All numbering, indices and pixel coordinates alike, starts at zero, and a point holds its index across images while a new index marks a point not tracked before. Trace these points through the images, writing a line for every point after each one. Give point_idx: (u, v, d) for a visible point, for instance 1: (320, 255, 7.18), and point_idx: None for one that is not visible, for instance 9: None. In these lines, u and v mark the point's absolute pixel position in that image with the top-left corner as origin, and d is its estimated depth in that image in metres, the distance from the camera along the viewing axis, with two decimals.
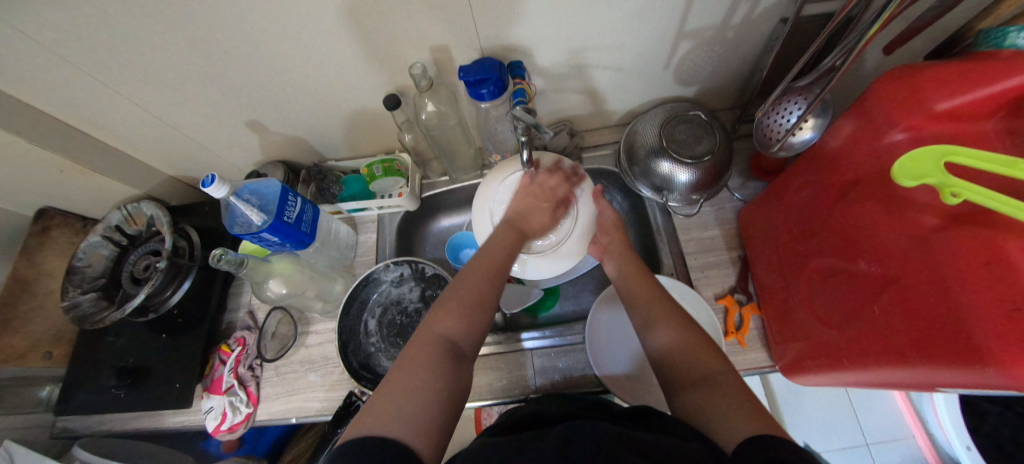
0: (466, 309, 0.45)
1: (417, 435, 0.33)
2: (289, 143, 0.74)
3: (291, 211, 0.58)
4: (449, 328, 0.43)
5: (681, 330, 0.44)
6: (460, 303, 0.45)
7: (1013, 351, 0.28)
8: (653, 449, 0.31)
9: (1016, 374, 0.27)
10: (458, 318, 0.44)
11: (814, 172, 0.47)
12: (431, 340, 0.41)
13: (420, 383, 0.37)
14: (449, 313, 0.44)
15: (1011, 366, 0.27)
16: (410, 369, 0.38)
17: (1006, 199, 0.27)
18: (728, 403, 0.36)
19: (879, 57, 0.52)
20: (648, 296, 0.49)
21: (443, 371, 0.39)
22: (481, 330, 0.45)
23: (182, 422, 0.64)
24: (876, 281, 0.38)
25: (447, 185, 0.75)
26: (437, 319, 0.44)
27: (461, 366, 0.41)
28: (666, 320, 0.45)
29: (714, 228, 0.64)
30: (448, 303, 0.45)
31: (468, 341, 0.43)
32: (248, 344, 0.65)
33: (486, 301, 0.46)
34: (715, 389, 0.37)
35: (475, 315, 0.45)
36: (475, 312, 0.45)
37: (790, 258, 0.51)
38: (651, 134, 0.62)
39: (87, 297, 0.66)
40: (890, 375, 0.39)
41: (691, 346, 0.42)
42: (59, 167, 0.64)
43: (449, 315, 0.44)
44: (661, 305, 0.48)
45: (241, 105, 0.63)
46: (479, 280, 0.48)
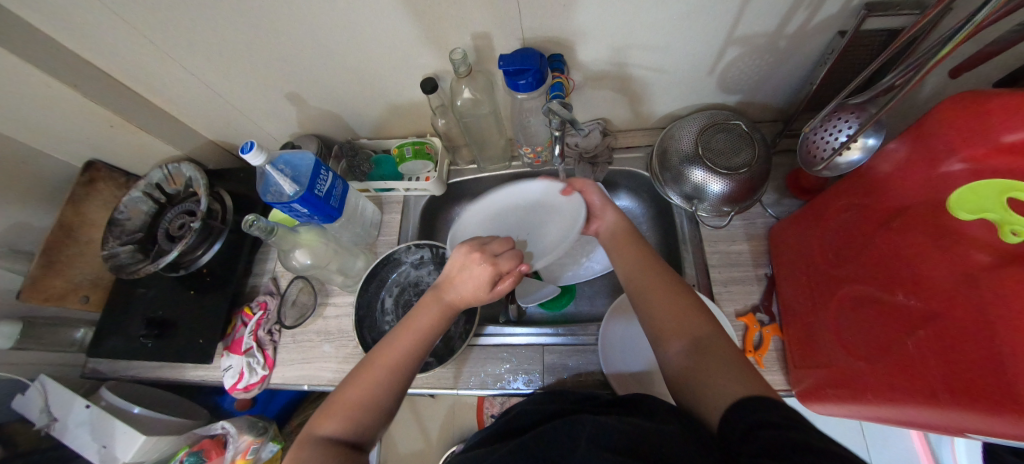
0: (352, 407, 0.39)
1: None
2: (325, 119, 0.75)
3: (322, 184, 0.59)
4: (337, 427, 0.38)
5: (699, 332, 0.40)
6: (354, 397, 0.40)
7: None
8: (633, 427, 0.32)
9: None
10: (345, 417, 0.38)
11: (858, 194, 0.45)
12: (311, 441, 0.37)
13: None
14: (337, 412, 0.39)
15: None
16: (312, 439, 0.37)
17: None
18: (725, 371, 0.35)
19: (942, 80, 0.49)
20: (665, 297, 0.44)
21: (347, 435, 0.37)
22: (372, 426, 0.39)
23: (201, 377, 0.67)
24: (913, 315, 0.37)
25: (473, 173, 0.75)
26: (323, 419, 0.39)
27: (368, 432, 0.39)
28: (686, 320, 0.41)
29: (742, 242, 0.63)
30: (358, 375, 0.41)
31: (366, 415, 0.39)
32: (268, 308, 0.67)
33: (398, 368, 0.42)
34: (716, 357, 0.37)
35: (379, 387, 0.40)
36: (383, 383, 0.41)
37: (820, 282, 0.49)
38: (687, 140, 0.60)
39: (124, 248, 0.69)
40: (918, 414, 0.37)
41: (702, 341, 0.39)
42: (109, 122, 0.67)
43: (335, 416, 0.38)
44: (679, 304, 0.43)
45: (283, 76, 0.64)
46: (376, 366, 0.42)
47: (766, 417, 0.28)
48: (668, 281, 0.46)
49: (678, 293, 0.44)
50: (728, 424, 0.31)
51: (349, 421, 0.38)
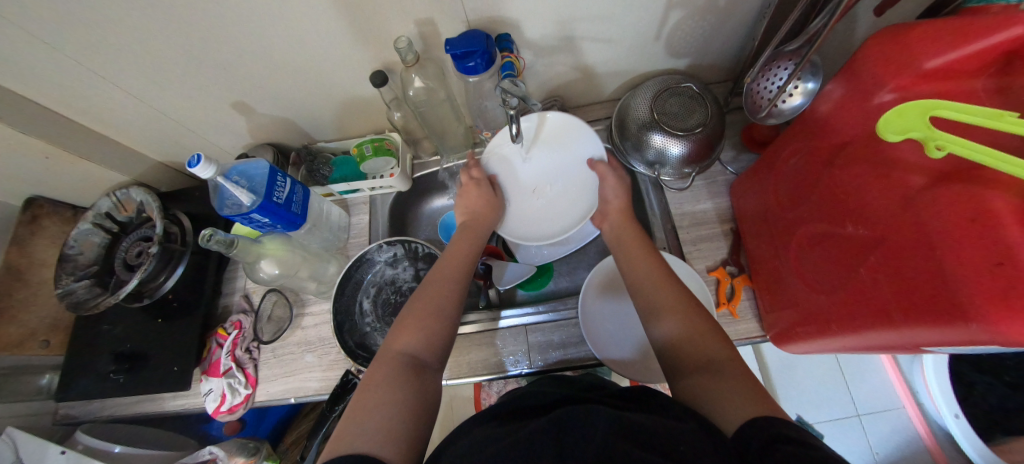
0: (423, 324, 0.46)
1: (383, 444, 0.35)
2: (278, 125, 0.73)
3: (280, 192, 0.57)
4: (409, 344, 0.44)
5: (711, 355, 0.38)
6: (419, 318, 0.46)
7: (1001, 304, 0.28)
8: (645, 428, 0.31)
9: (1001, 328, 0.28)
10: (415, 334, 0.45)
11: (803, 139, 0.47)
12: (390, 358, 0.43)
13: (377, 397, 0.39)
14: (408, 330, 0.45)
15: (997, 321, 0.28)
16: (370, 388, 0.40)
17: (985, 150, 0.27)
18: (731, 388, 0.34)
19: (871, 21, 0.51)
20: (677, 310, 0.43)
21: (405, 382, 0.41)
22: (440, 340, 0.46)
23: (183, 406, 0.65)
24: (862, 244, 0.38)
25: (438, 164, 0.75)
26: (394, 339, 0.45)
27: (425, 377, 0.42)
28: (695, 337, 0.40)
29: (706, 201, 0.64)
30: (405, 320, 0.46)
31: (428, 353, 0.44)
32: (244, 327, 0.65)
33: (441, 310, 0.48)
34: (717, 373, 0.36)
35: (432, 325, 0.46)
36: (429, 323, 0.46)
37: (779, 228, 0.51)
38: (643, 107, 0.61)
39: (80, 284, 0.66)
40: (877, 337, 0.39)
41: (707, 363, 0.37)
42: (44, 153, 0.63)
43: (407, 333, 0.45)
44: (695, 324, 0.42)
45: (226, 85, 0.62)
46: (436, 291, 0.49)
47: (789, 433, 0.27)
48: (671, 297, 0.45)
49: (695, 311, 0.43)
50: (744, 433, 0.30)
51: (421, 334, 0.45)
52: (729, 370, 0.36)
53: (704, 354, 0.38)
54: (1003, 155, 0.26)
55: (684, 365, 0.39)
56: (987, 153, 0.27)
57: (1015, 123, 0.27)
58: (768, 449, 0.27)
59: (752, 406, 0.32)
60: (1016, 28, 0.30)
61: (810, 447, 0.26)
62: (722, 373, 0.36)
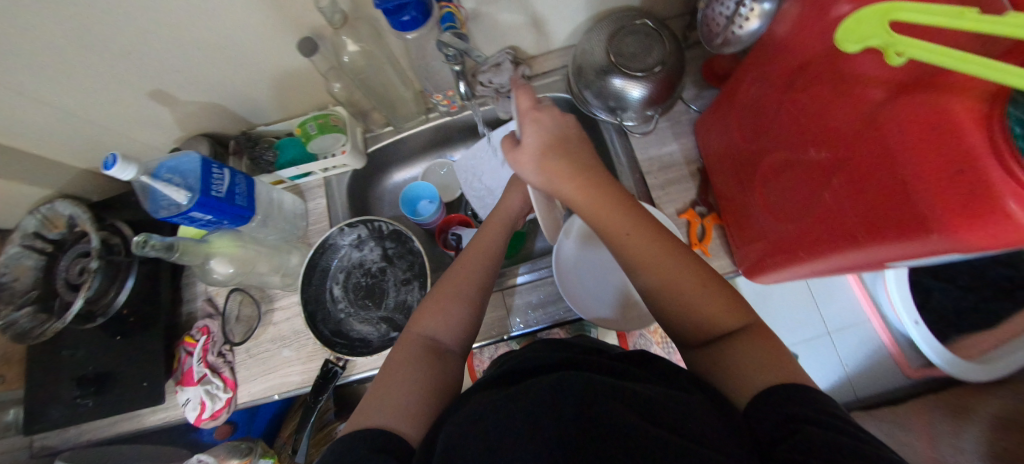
0: (446, 307, 0.45)
1: (404, 419, 0.35)
2: (208, 113, 0.66)
3: (219, 184, 0.52)
4: (430, 327, 0.44)
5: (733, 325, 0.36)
6: (443, 300, 0.46)
7: (959, 213, 0.27)
8: (654, 401, 0.29)
9: (960, 235, 0.27)
10: (440, 316, 0.45)
11: (762, 64, 0.44)
12: (413, 340, 0.43)
13: (400, 378, 0.39)
14: (430, 312, 0.45)
15: (956, 229, 0.27)
16: (394, 371, 0.40)
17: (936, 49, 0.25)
18: (751, 361, 0.33)
19: None
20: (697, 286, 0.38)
21: (425, 364, 0.40)
22: (466, 324, 0.46)
23: (165, 418, 0.63)
24: (825, 167, 0.38)
25: (392, 135, 0.70)
26: (418, 320, 0.45)
27: (445, 359, 0.42)
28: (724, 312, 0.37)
29: (671, 143, 0.63)
30: (428, 302, 0.46)
31: (449, 336, 0.44)
32: (212, 332, 0.62)
33: (464, 291, 0.47)
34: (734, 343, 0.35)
35: (453, 307, 0.46)
36: (453, 305, 0.46)
37: (745, 162, 0.50)
38: (599, 50, 0.57)
39: (23, 312, 0.60)
40: (843, 259, 0.40)
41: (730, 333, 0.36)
42: None
43: (429, 315, 0.45)
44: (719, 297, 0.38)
45: (135, 73, 0.54)
46: (463, 275, 0.48)
47: (804, 411, 0.26)
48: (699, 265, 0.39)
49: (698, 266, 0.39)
50: (756, 410, 0.29)
51: (442, 317, 0.45)
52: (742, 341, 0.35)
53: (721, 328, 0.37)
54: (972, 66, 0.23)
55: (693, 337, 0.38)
56: (939, 51, 0.25)
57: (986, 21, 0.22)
58: (785, 429, 0.26)
59: (774, 378, 0.31)
60: None
61: (831, 427, 0.25)
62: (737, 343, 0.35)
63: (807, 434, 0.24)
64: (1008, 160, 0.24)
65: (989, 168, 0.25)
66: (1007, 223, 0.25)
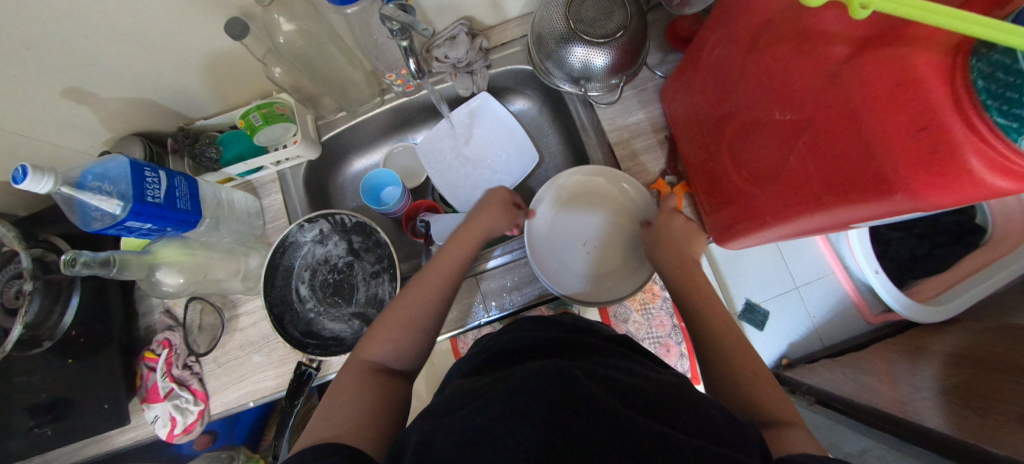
0: (392, 332, 0.44)
1: (347, 435, 0.34)
2: (135, 109, 0.59)
3: (155, 189, 0.48)
4: (378, 353, 0.43)
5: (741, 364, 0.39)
6: (393, 327, 0.45)
7: (920, 171, 0.27)
8: (645, 394, 0.28)
9: (922, 193, 0.27)
10: (388, 342, 0.44)
11: (727, 23, 0.43)
12: (357, 366, 0.42)
13: (347, 403, 0.38)
14: (379, 337, 0.44)
15: (919, 187, 0.27)
16: (344, 391, 0.39)
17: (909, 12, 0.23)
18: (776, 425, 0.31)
19: None
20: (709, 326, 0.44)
21: (374, 388, 0.40)
22: (416, 350, 0.45)
23: (134, 437, 0.60)
24: (792, 130, 0.37)
25: (347, 121, 0.66)
26: (366, 345, 0.44)
27: (393, 384, 0.42)
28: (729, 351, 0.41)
29: (638, 112, 0.60)
30: (376, 329, 0.45)
31: (397, 362, 0.44)
32: (174, 344, 0.59)
33: (416, 321, 0.46)
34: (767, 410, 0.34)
35: (403, 336, 0.45)
36: (404, 335, 0.45)
37: (712, 129, 0.49)
38: (558, 17, 0.54)
39: None
40: (810, 222, 0.40)
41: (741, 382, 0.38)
42: None
43: (377, 341, 0.44)
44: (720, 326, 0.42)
45: (37, 73, 0.47)
46: (416, 301, 0.47)
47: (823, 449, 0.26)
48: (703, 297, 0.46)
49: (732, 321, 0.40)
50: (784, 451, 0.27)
51: (389, 341, 0.44)
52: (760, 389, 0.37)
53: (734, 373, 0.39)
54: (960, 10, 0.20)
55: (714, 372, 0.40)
56: (904, 1, 0.22)
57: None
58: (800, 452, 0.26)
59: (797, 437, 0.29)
60: None
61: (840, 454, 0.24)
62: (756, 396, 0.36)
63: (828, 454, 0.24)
64: (972, 116, 0.23)
65: (950, 122, 0.24)
66: (967, 180, 0.25)
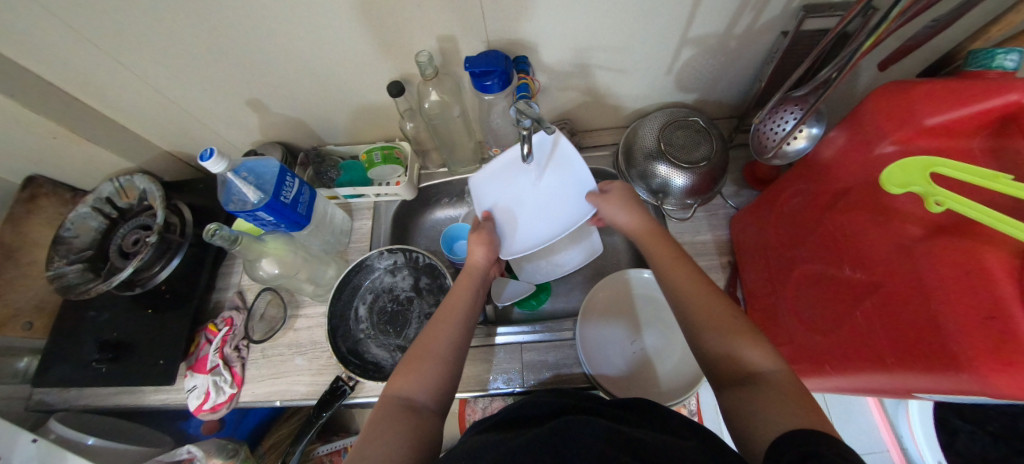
0: (419, 366, 0.45)
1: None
2: (289, 125, 0.73)
3: (288, 191, 0.58)
4: (405, 388, 0.43)
5: (756, 360, 0.36)
6: (416, 361, 0.45)
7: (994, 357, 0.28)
8: (649, 447, 0.31)
9: (993, 380, 0.28)
10: (413, 376, 0.44)
11: (805, 181, 0.48)
12: (390, 401, 0.42)
13: (377, 434, 0.39)
14: (404, 373, 0.44)
15: (990, 373, 0.28)
16: (378, 427, 0.39)
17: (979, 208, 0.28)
18: (772, 402, 0.32)
19: (873, 74, 0.54)
20: (725, 319, 0.40)
21: (406, 425, 0.40)
22: (445, 385, 0.45)
23: (164, 401, 0.63)
24: (860, 287, 0.39)
25: (445, 176, 0.76)
26: (395, 380, 0.44)
27: (424, 420, 0.41)
28: (742, 346, 0.37)
29: (706, 232, 0.67)
30: (404, 364, 0.46)
31: (426, 395, 0.43)
32: (235, 324, 0.65)
33: (438, 352, 0.46)
34: (757, 382, 0.34)
35: (429, 367, 0.45)
36: (426, 368, 0.45)
37: (779, 264, 0.52)
38: (650, 137, 0.63)
39: (72, 268, 0.65)
40: (871, 380, 0.40)
41: (755, 373, 0.35)
42: (52, 133, 0.64)
43: (404, 375, 0.44)
44: (735, 327, 0.39)
45: (243, 83, 0.63)
46: (443, 329, 0.49)
47: (823, 449, 0.25)
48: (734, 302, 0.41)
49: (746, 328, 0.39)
50: (778, 448, 0.28)
51: (415, 375, 0.44)
52: (766, 380, 0.34)
53: (739, 365, 0.36)
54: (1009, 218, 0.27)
55: (723, 377, 0.37)
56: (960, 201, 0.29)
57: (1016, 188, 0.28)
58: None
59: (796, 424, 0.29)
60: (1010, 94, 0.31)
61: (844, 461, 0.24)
62: (758, 388, 0.34)
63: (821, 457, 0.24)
64: None
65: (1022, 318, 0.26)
66: None
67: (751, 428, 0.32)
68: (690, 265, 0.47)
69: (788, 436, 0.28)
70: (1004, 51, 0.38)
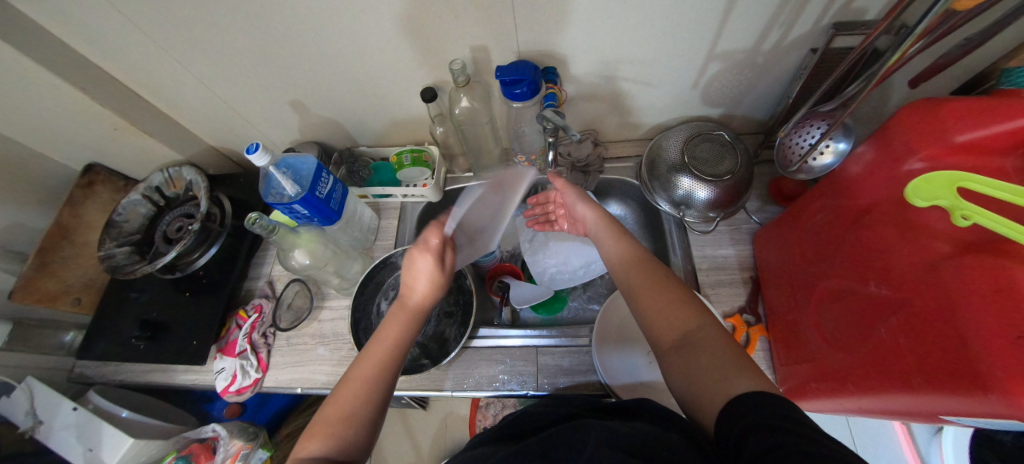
0: (336, 425, 0.39)
1: None
2: (326, 126, 0.78)
3: (323, 187, 0.61)
4: (318, 450, 0.37)
5: (689, 326, 0.41)
6: (331, 417, 0.39)
7: (1015, 375, 0.28)
8: (637, 438, 0.32)
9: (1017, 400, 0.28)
10: (328, 436, 0.38)
11: (831, 197, 0.48)
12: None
13: None
14: (318, 432, 0.38)
15: (1014, 394, 0.28)
16: None
17: (1001, 218, 0.29)
18: (721, 368, 0.36)
19: (905, 91, 0.54)
20: (658, 289, 0.45)
21: None
22: (358, 446, 0.38)
23: (193, 381, 0.66)
24: (885, 303, 0.39)
25: (470, 180, 0.79)
26: (305, 442, 0.38)
27: None
28: (673, 314, 0.42)
29: (728, 246, 0.67)
30: (317, 422, 0.39)
31: (340, 458, 0.37)
32: (264, 312, 0.68)
33: (361, 409, 0.40)
34: (700, 348, 0.38)
35: (343, 427, 0.39)
36: (345, 427, 0.38)
37: (802, 280, 0.51)
38: (674, 149, 0.64)
39: (121, 249, 0.70)
40: (895, 402, 0.39)
41: (694, 336, 0.40)
42: (113, 125, 0.70)
43: (316, 436, 0.38)
44: (669, 295, 0.44)
45: (287, 84, 0.67)
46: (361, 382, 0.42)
47: (760, 420, 0.29)
48: (660, 269, 0.48)
49: (686, 301, 0.43)
50: (725, 427, 0.31)
51: (334, 436, 0.38)
52: (705, 344, 0.39)
53: (677, 330, 0.41)
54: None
55: (664, 339, 0.42)
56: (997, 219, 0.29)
57: None
58: (745, 439, 0.29)
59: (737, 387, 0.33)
60: None
61: (773, 430, 0.27)
62: (700, 352, 0.38)
63: (759, 435, 0.28)
64: None
65: None
66: None
67: (704, 402, 0.35)
68: (631, 240, 0.52)
69: (733, 402, 0.32)
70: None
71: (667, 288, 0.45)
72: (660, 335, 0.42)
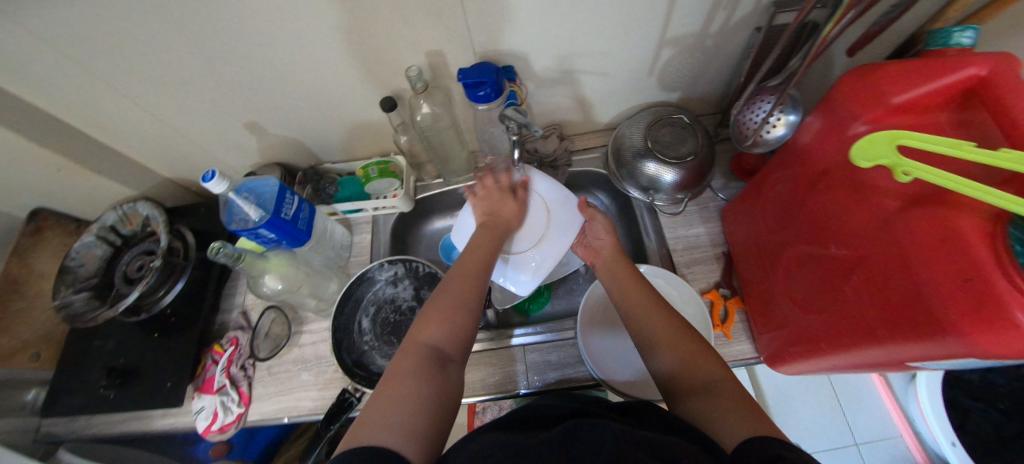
0: (455, 318, 0.47)
1: (406, 441, 0.35)
2: (286, 146, 0.75)
3: (288, 208, 0.59)
4: (435, 338, 0.45)
5: (709, 373, 0.40)
6: (445, 309, 0.47)
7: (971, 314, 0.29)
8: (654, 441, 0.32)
9: (976, 339, 0.29)
10: (445, 327, 0.46)
11: (787, 167, 0.50)
12: (417, 349, 0.44)
13: (402, 388, 0.39)
14: (432, 322, 0.46)
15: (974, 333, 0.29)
16: (398, 377, 0.41)
17: (941, 172, 0.31)
18: (736, 417, 0.35)
19: (844, 60, 0.57)
20: (674, 334, 0.45)
21: (432, 374, 0.41)
22: (467, 334, 0.47)
23: (172, 424, 0.63)
24: (846, 263, 0.40)
25: (440, 187, 0.79)
26: (422, 328, 0.46)
27: (449, 370, 0.43)
28: (693, 363, 0.42)
29: (698, 225, 0.69)
30: (431, 313, 0.47)
31: (453, 348, 0.45)
32: (240, 344, 0.65)
33: (469, 305, 0.48)
34: (718, 396, 0.38)
35: (459, 320, 0.47)
36: (458, 318, 0.47)
37: (769, 250, 0.53)
38: (637, 136, 0.65)
39: (79, 296, 0.66)
40: (866, 356, 0.40)
41: (711, 385, 0.39)
42: (56, 165, 0.66)
43: (432, 325, 0.46)
44: (688, 341, 0.44)
45: (240, 106, 0.64)
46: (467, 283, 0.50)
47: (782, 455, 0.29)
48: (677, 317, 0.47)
49: (701, 348, 0.43)
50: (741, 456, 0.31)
51: (448, 326, 0.46)
52: (724, 392, 0.38)
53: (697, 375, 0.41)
54: (966, 180, 0.29)
55: (681, 385, 0.41)
56: (940, 174, 0.31)
57: (973, 152, 0.30)
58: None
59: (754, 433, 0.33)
60: (969, 69, 0.34)
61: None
62: (718, 398, 0.38)
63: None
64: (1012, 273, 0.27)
65: (995, 277, 0.28)
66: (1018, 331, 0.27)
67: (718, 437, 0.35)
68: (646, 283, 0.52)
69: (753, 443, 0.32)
70: (959, 29, 0.40)
71: (683, 332, 0.45)
72: (678, 380, 0.41)
